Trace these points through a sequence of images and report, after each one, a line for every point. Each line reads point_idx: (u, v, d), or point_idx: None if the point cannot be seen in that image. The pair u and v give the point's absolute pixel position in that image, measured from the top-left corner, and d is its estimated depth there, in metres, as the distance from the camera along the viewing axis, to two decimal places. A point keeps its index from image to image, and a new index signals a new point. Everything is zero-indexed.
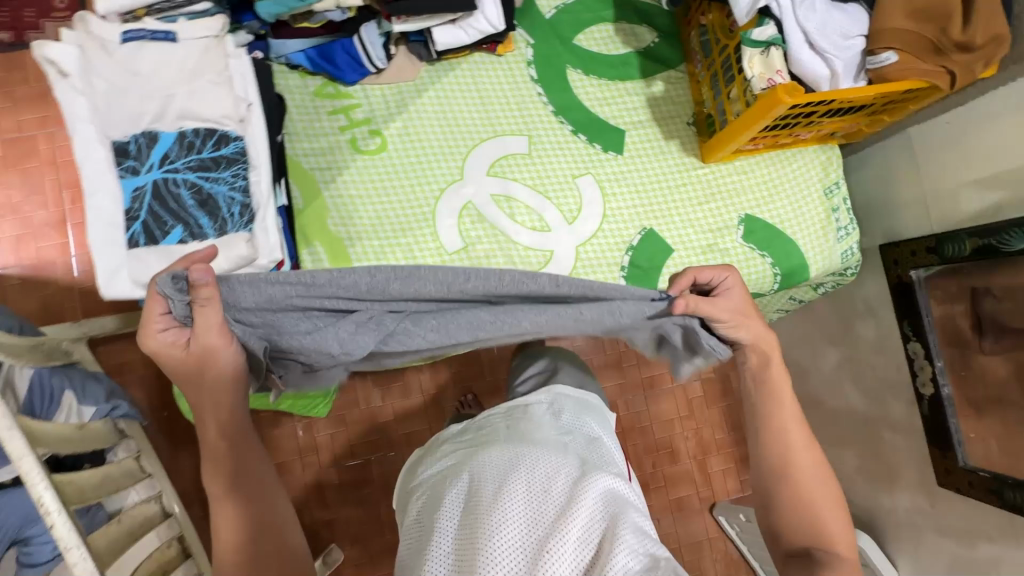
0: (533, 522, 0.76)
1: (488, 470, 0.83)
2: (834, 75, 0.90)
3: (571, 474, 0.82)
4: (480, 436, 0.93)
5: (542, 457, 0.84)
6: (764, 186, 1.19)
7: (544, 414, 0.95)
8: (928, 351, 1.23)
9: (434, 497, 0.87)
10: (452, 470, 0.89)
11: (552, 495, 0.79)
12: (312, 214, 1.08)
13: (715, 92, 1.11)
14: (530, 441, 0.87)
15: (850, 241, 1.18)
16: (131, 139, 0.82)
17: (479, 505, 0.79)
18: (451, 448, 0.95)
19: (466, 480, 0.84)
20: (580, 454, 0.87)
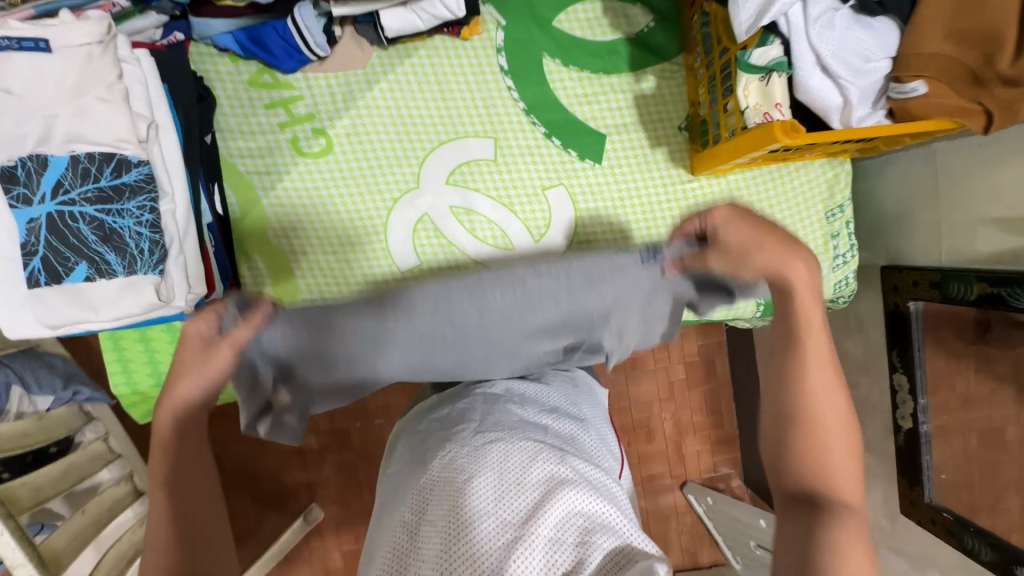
0: (503, 516, 0.61)
1: (457, 455, 0.70)
2: (846, 105, 0.75)
3: (553, 459, 0.68)
4: (455, 417, 0.80)
5: (520, 440, 0.71)
6: (757, 206, 1.06)
7: (528, 396, 0.83)
8: (914, 385, 1.16)
9: (400, 486, 0.74)
10: (419, 457, 0.76)
11: (527, 484, 0.65)
12: (249, 226, 0.98)
13: (711, 98, 0.96)
14: (503, 426, 0.73)
15: (847, 270, 1.07)
16: (17, 163, 0.71)
17: (443, 494, 0.65)
18: (423, 427, 0.82)
19: (432, 467, 0.71)
20: (559, 440, 0.74)
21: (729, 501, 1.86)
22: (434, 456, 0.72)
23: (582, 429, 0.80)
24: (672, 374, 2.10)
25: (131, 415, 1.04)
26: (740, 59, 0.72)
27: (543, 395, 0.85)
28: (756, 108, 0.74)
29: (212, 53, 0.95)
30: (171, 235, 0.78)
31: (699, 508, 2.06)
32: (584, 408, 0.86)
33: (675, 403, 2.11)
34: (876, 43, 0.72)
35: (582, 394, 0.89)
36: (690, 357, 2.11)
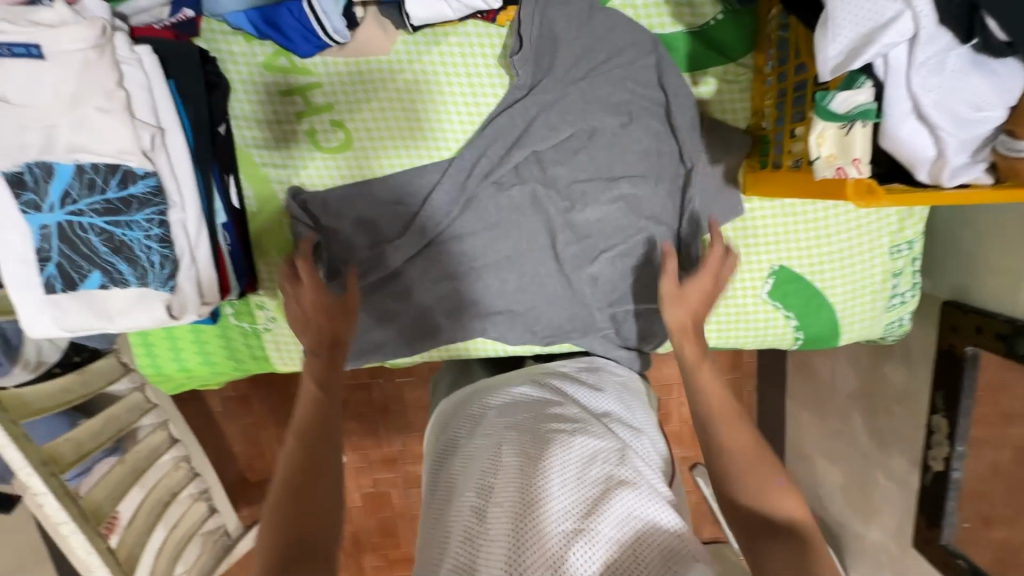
0: (567, 511, 0.61)
1: (521, 441, 0.69)
2: (939, 159, 0.63)
3: (614, 460, 0.68)
4: (513, 402, 0.79)
5: (582, 437, 0.70)
6: (813, 237, 0.95)
7: (585, 395, 0.82)
8: (952, 431, 1.09)
9: (454, 462, 0.74)
10: (477, 437, 0.75)
11: (591, 483, 0.64)
12: (267, 222, 0.95)
13: (779, 114, 0.83)
14: (564, 420, 0.73)
15: (902, 311, 0.97)
16: (24, 168, 0.68)
17: (506, 477, 0.65)
18: (481, 406, 0.82)
19: (492, 451, 0.70)
20: (619, 439, 0.73)
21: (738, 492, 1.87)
22: (494, 436, 0.72)
23: (640, 432, 0.79)
24: None
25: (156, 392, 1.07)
26: (818, 104, 0.60)
27: (598, 394, 0.84)
28: (829, 160, 0.63)
29: (225, 31, 0.87)
30: (183, 247, 0.76)
31: (706, 491, 2.09)
32: (638, 415, 0.84)
33: None
34: (996, 92, 0.58)
35: (635, 400, 0.88)
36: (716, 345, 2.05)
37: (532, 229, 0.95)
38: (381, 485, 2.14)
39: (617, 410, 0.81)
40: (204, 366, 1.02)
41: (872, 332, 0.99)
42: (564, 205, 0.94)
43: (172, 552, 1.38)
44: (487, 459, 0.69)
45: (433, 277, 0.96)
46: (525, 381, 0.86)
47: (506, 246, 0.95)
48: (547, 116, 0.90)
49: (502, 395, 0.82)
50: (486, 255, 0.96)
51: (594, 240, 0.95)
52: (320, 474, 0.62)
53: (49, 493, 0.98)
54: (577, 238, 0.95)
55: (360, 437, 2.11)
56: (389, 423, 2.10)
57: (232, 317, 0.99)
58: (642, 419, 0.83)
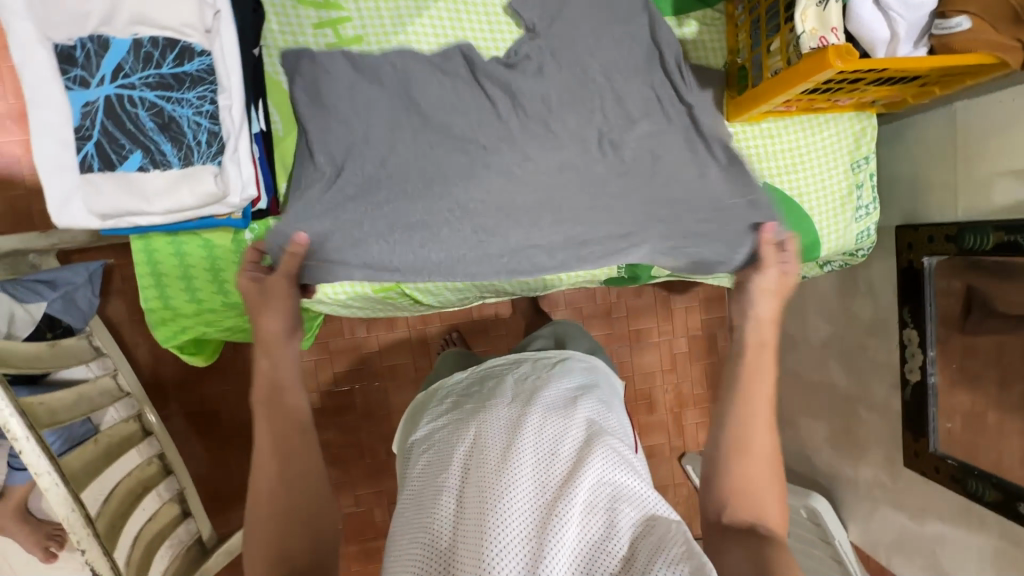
0: (540, 488, 0.74)
1: (496, 430, 0.81)
2: (894, 39, 0.79)
3: (583, 441, 0.80)
4: (486, 396, 0.91)
5: (551, 422, 0.83)
6: (790, 158, 1.09)
7: (556, 378, 0.95)
8: (924, 339, 1.21)
9: (436, 449, 0.85)
10: (459, 428, 0.86)
11: (562, 462, 0.77)
12: (293, 145, 0.98)
13: (754, 41, 0.99)
14: (535, 404, 0.86)
15: (869, 221, 1.11)
16: (77, 44, 0.71)
17: (482, 462, 0.77)
18: (458, 401, 0.95)
19: (474, 441, 0.81)
20: (587, 416, 0.86)
21: None
22: (471, 426, 0.84)
23: (609, 409, 0.92)
24: (675, 346, 2.13)
25: (156, 334, 1.03)
26: None
27: (569, 375, 0.97)
28: (813, 33, 0.78)
29: None
30: (228, 132, 0.76)
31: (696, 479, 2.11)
32: (606, 394, 0.97)
33: (676, 376, 2.14)
34: None
35: (603, 379, 1.02)
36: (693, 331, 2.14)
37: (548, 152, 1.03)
38: (363, 502, 2.01)
39: (585, 390, 0.94)
40: (217, 297, 1.00)
41: (844, 242, 1.12)
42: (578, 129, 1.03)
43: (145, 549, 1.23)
44: (471, 448, 0.81)
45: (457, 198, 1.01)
46: (500, 375, 0.98)
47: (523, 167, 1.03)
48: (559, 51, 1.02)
49: (478, 391, 0.95)
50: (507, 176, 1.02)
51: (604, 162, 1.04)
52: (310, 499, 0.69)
53: (29, 436, 0.88)
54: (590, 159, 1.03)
55: (341, 449, 1.99)
56: (373, 430, 2.01)
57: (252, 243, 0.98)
58: (608, 397, 0.97)
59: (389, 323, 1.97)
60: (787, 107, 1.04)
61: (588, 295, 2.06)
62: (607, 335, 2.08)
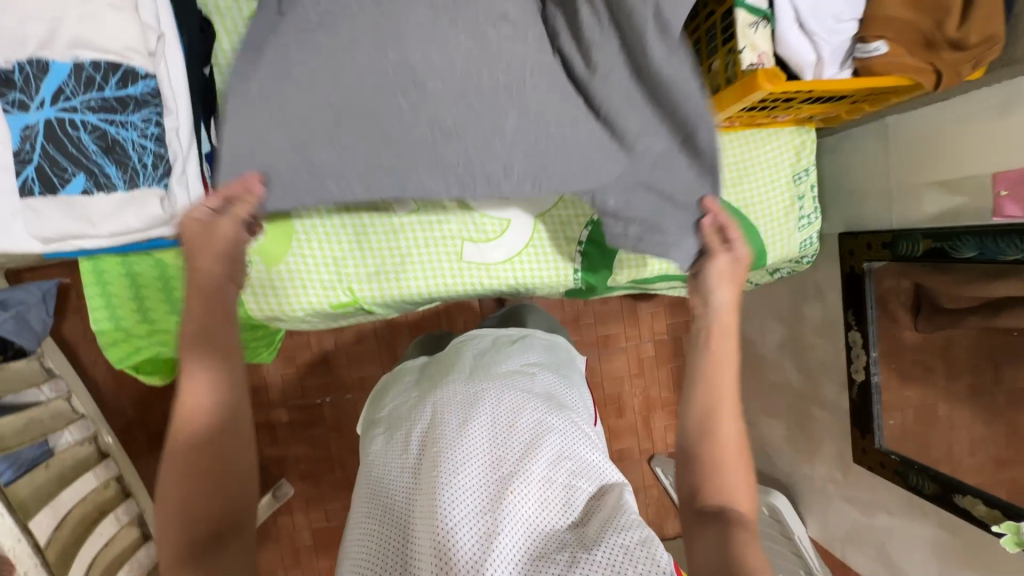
0: (499, 460, 0.73)
1: (453, 404, 0.80)
2: (819, 62, 0.84)
3: (542, 413, 0.80)
4: (445, 372, 0.90)
5: (512, 395, 0.82)
6: (735, 169, 1.14)
7: (517, 352, 0.95)
8: (866, 340, 1.27)
9: (394, 427, 0.84)
10: (418, 402, 0.85)
11: (521, 432, 0.77)
12: None
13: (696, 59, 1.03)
14: (495, 378, 0.85)
15: (810, 230, 1.17)
16: (14, 66, 0.70)
17: (438, 438, 0.76)
18: (417, 378, 0.94)
19: (433, 415, 0.80)
20: (547, 391, 0.87)
21: None
22: (429, 402, 0.83)
23: (568, 384, 0.93)
24: (643, 350, 2.17)
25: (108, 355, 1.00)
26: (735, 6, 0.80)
27: (530, 349, 0.98)
28: (751, 50, 0.80)
29: None
30: (175, 155, 0.77)
31: (665, 480, 2.15)
32: (566, 370, 0.98)
33: (644, 380, 2.19)
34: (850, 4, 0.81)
35: (563, 355, 1.03)
36: (660, 335, 2.19)
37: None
38: (335, 516, 1.99)
39: (543, 365, 0.95)
40: (170, 317, 0.99)
41: (786, 251, 1.17)
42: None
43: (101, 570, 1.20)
44: (429, 423, 0.80)
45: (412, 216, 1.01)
46: (461, 348, 0.97)
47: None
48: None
49: (438, 366, 0.94)
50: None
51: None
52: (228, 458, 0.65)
53: None
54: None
55: (311, 464, 1.97)
56: (343, 444, 1.99)
57: None
58: (568, 372, 0.98)
59: (356, 335, 1.96)
60: (730, 123, 1.08)
61: (556, 303, 2.09)
62: (575, 342, 2.11)
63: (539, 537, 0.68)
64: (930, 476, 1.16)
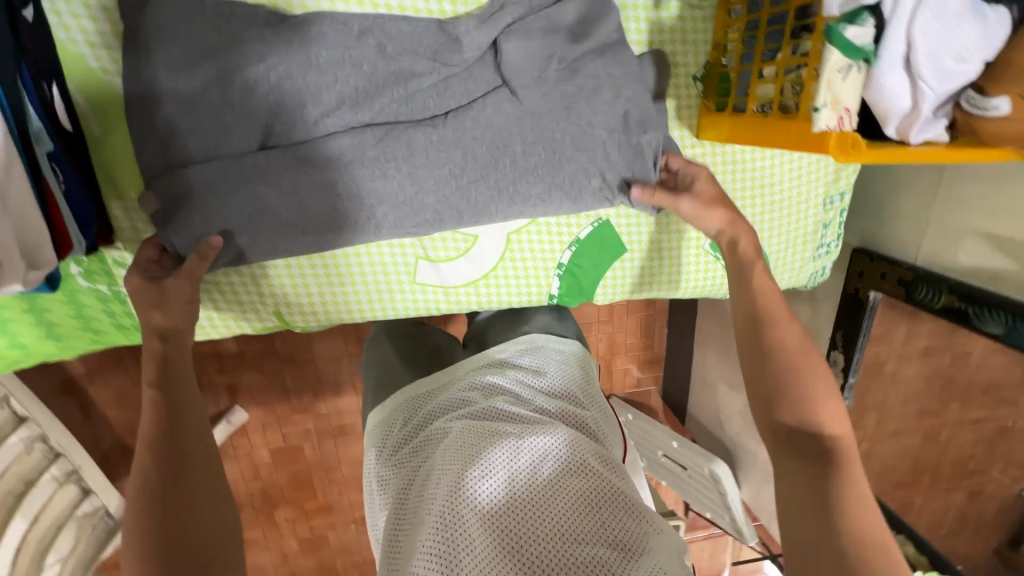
0: (517, 526, 0.61)
1: (456, 451, 0.68)
2: (914, 112, 0.60)
3: (560, 455, 0.68)
4: (452, 409, 0.77)
5: (528, 436, 0.69)
6: (757, 185, 0.93)
7: (533, 376, 0.80)
8: (848, 365, 1.19)
9: (396, 489, 0.72)
10: (422, 451, 0.73)
11: (539, 490, 0.64)
12: (117, 150, 0.72)
13: (746, 48, 0.76)
14: (508, 419, 0.72)
15: (826, 260, 1.02)
16: None
17: (443, 493, 0.65)
18: (414, 416, 0.79)
19: (436, 467, 0.68)
20: (569, 426, 0.73)
21: (647, 421, 1.99)
22: (432, 451, 0.71)
23: (589, 407, 0.79)
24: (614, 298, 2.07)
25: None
26: (830, 33, 0.51)
27: (545, 373, 0.82)
28: (832, 106, 0.55)
29: None
30: None
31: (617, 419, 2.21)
32: (593, 394, 0.82)
33: (612, 326, 2.11)
34: (982, 40, 0.55)
35: (580, 366, 0.86)
36: None
37: (468, 166, 0.79)
38: None
39: (562, 391, 0.79)
40: (50, 342, 0.79)
41: (794, 281, 1.03)
42: (508, 140, 0.79)
43: (35, 550, 1.20)
44: (433, 477, 0.68)
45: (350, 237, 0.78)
46: (469, 373, 0.82)
47: None
48: (508, 40, 0.76)
49: (439, 395, 0.80)
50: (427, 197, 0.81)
51: (540, 178, 0.81)
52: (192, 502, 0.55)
53: None
54: (519, 180, 0.81)
55: (265, 390, 1.82)
56: (296, 374, 1.84)
57: (82, 279, 0.76)
58: (591, 391, 0.82)
59: None
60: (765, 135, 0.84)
61: None
62: None
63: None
64: (878, 439, 1.18)
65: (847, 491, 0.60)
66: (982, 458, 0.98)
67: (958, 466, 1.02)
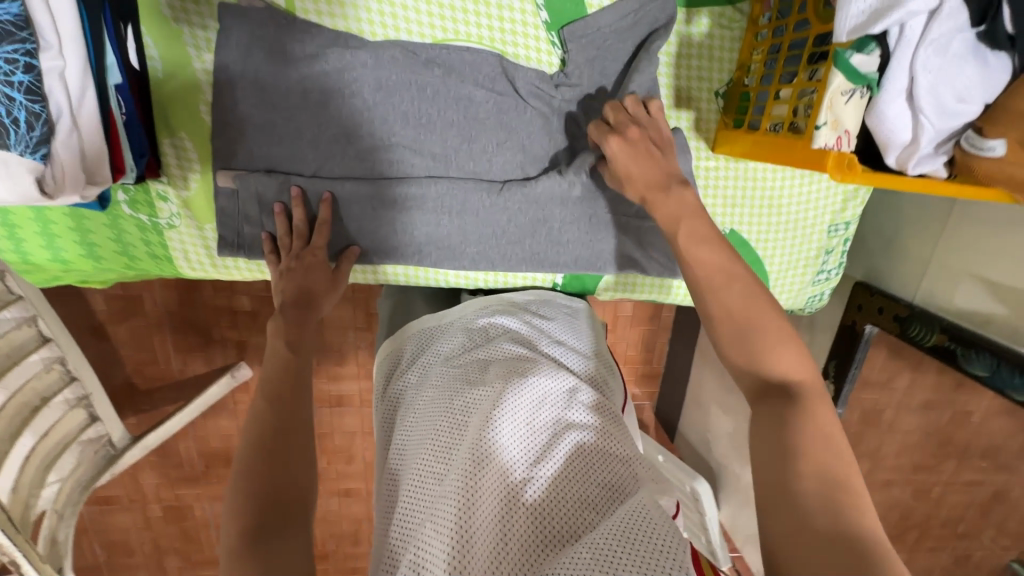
0: (520, 458, 0.68)
1: (467, 395, 0.75)
2: (912, 144, 0.64)
3: (564, 403, 0.75)
4: (466, 356, 0.84)
5: (533, 385, 0.75)
6: (766, 203, 0.97)
7: (541, 333, 0.88)
8: (837, 396, 1.21)
9: (412, 413, 0.79)
10: (435, 390, 0.79)
11: (542, 428, 0.72)
12: (175, 92, 0.78)
13: (766, 70, 0.80)
14: (515, 368, 0.79)
15: (826, 286, 1.05)
16: None
17: (454, 429, 0.72)
18: (432, 353, 0.86)
19: (449, 406, 0.75)
20: (571, 378, 0.79)
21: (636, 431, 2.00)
22: (446, 391, 0.78)
23: (593, 362, 0.86)
24: (620, 308, 2.10)
25: (27, 279, 0.90)
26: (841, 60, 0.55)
27: (552, 331, 0.89)
28: (832, 127, 0.61)
29: None
30: (60, 105, 0.61)
31: None
32: (594, 351, 0.89)
33: (614, 336, 2.14)
34: (982, 83, 0.58)
35: (585, 326, 0.93)
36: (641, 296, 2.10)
37: (508, 229, 0.92)
38: None
39: (568, 347, 0.86)
40: (88, 262, 0.86)
41: (791, 303, 1.06)
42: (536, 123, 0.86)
43: (40, 462, 1.26)
44: (446, 415, 0.75)
45: (399, 257, 0.92)
46: (483, 324, 0.89)
47: (472, 185, 0.88)
48: None
49: (454, 343, 0.87)
50: (456, 172, 0.88)
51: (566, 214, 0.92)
52: (290, 444, 0.64)
53: None
54: (553, 232, 0.93)
55: None
56: None
57: (126, 207, 0.83)
58: (592, 347, 0.90)
59: None
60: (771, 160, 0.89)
61: None
62: None
63: (564, 533, 0.63)
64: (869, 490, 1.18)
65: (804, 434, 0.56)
66: (972, 522, 0.99)
67: (945, 527, 1.04)
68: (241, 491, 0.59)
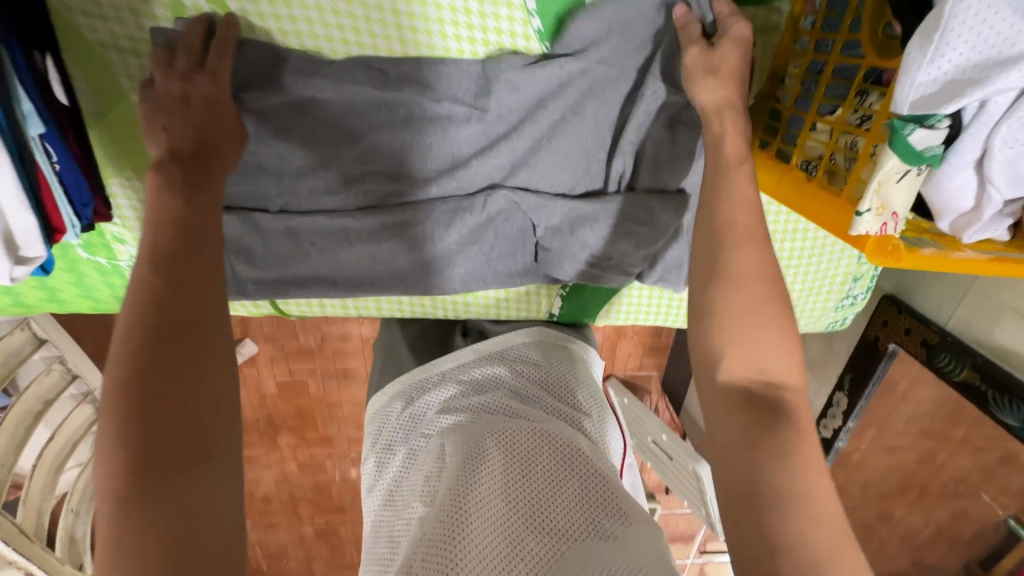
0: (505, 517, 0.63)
1: (455, 449, 0.72)
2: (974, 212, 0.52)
3: (555, 456, 0.70)
4: (457, 404, 0.79)
5: (523, 438, 0.71)
6: (788, 227, 0.86)
7: (537, 379, 0.82)
8: (850, 410, 1.15)
9: (402, 470, 0.76)
10: (424, 445, 0.76)
11: (534, 484, 0.67)
12: (114, 125, 0.68)
13: (802, 89, 0.67)
14: (506, 419, 0.75)
15: (850, 311, 0.96)
16: None
17: (440, 487, 0.69)
18: (423, 403, 0.82)
19: (437, 463, 0.72)
20: (565, 429, 0.74)
21: (641, 406, 1.99)
22: (434, 444, 0.75)
23: (591, 411, 0.81)
24: None
25: None
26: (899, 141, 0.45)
27: (548, 376, 0.83)
28: (878, 212, 0.50)
29: None
30: None
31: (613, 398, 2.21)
32: (593, 402, 0.82)
33: None
34: None
35: (585, 372, 0.87)
36: None
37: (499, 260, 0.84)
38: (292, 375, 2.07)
39: (565, 395, 0.81)
40: (53, 303, 0.81)
41: (809, 326, 0.98)
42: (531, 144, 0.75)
43: (52, 461, 1.28)
44: (433, 472, 0.71)
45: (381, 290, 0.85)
46: (477, 369, 0.84)
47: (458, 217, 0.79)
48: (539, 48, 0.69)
49: (446, 390, 0.82)
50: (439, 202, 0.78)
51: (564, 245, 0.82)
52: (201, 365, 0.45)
53: None
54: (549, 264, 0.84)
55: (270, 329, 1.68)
56: None
57: (82, 250, 0.76)
58: (592, 394, 0.84)
59: None
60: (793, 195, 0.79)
61: None
62: None
63: None
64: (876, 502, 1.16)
65: (817, 539, 0.47)
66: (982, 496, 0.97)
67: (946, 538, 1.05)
68: (119, 422, 0.42)
